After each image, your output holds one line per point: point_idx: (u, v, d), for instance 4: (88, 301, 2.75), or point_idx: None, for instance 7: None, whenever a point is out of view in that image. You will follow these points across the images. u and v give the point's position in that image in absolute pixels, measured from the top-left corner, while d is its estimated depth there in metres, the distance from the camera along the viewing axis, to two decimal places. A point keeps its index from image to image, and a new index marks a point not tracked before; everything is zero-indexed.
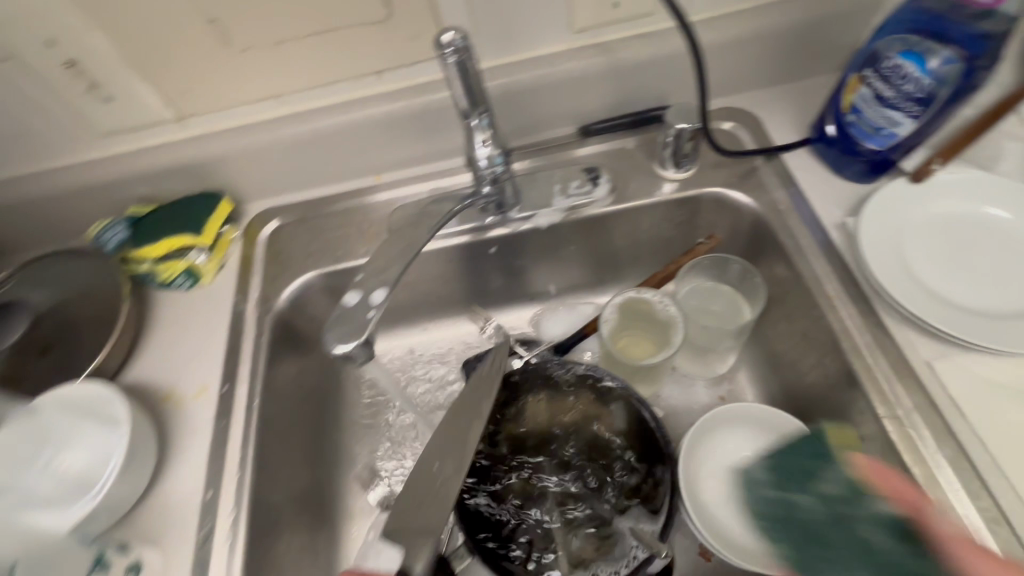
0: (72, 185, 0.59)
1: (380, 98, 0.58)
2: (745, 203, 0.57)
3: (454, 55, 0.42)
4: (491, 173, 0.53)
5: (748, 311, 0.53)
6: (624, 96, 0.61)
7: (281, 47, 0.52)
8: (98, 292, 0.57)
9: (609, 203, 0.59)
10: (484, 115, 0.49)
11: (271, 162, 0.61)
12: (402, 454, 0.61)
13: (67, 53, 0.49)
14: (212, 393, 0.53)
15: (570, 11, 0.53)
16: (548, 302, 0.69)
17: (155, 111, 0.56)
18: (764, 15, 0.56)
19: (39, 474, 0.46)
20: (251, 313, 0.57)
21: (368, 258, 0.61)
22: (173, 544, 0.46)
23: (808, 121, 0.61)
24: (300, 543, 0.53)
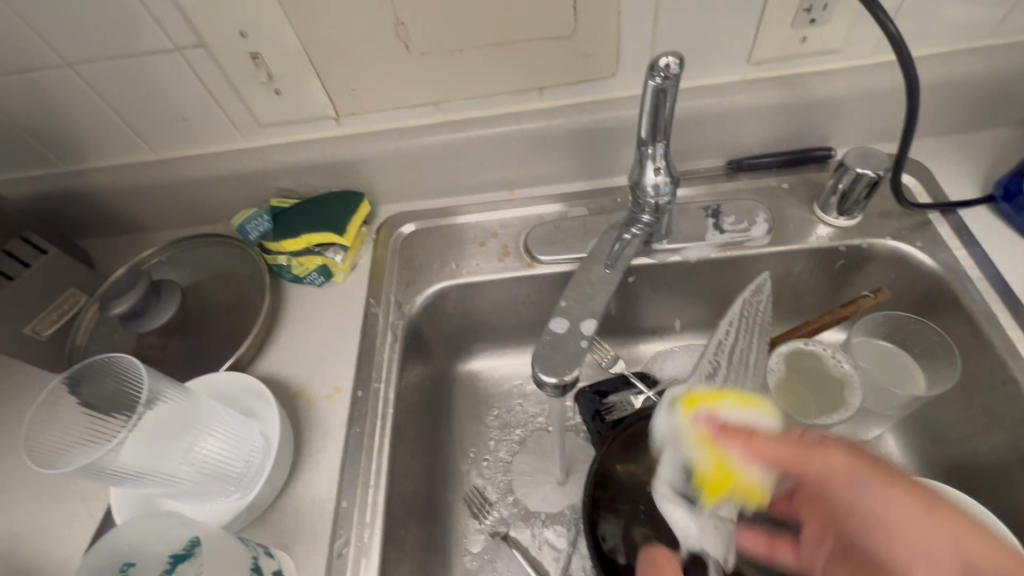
0: (224, 171, 0.60)
1: (537, 114, 0.57)
2: (918, 258, 0.53)
3: (663, 80, 0.40)
4: (656, 203, 0.50)
5: (923, 382, 0.49)
6: (786, 134, 0.58)
7: (456, 55, 0.51)
8: (238, 281, 0.58)
9: (764, 242, 0.56)
10: (662, 144, 0.46)
11: (416, 167, 0.61)
12: (510, 481, 0.59)
13: (255, 46, 0.50)
14: (344, 396, 0.52)
15: (752, 43, 0.52)
16: (669, 339, 0.66)
17: (319, 107, 0.56)
18: (957, 62, 0.53)
19: (182, 458, 0.43)
20: (385, 317, 0.57)
21: (501, 274, 0.59)
22: (307, 549, 0.45)
23: (986, 177, 0.56)
24: (417, 560, 0.51)
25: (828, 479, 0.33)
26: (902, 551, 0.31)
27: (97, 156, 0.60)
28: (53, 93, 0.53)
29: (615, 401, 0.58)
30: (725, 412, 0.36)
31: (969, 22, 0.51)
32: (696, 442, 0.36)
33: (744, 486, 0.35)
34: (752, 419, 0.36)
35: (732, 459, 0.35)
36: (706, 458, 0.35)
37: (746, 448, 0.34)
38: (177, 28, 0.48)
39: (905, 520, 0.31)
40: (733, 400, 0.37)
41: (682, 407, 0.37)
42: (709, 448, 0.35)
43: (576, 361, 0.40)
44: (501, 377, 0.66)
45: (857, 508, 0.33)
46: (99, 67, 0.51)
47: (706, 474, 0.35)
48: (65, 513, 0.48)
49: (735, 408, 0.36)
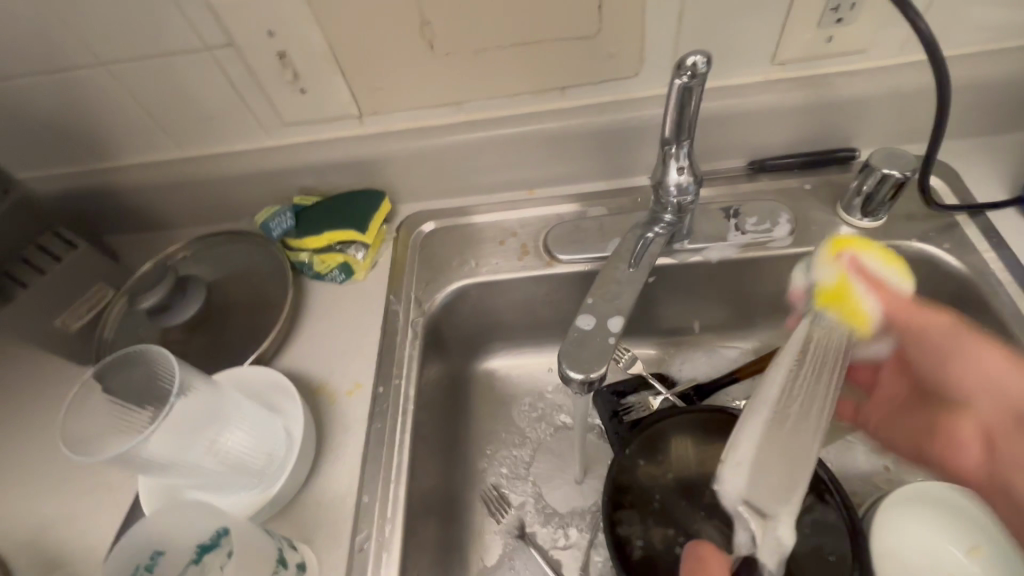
0: (249, 169, 0.61)
1: (559, 114, 0.57)
2: (944, 260, 0.52)
3: (689, 79, 0.40)
4: (678, 203, 0.50)
5: None
6: (809, 135, 0.58)
7: (479, 55, 0.52)
8: (261, 277, 0.59)
9: (786, 243, 0.56)
10: (686, 143, 0.46)
11: (437, 167, 0.61)
12: (527, 480, 0.59)
13: (282, 46, 0.51)
14: (365, 392, 0.53)
15: (777, 43, 0.51)
16: (688, 340, 0.65)
17: (342, 107, 0.57)
18: (987, 63, 0.52)
19: (209, 450, 0.43)
20: (405, 314, 0.57)
21: (521, 273, 0.59)
22: (328, 542, 0.45)
23: (1014, 179, 0.56)
24: (436, 555, 0.51)
25: (929, 331, 0.42)
26: (985, 396, 0.41)
27: (126, 153, 0.62)
28: (86, 91, 0.54)
29: (633, 401, 0.58)
30: (867, 254, 0.41)
31: (999, 22, 0.50)
32: (829, 259, 0.41)
33: (857, 309, 0.40)
34: (884, 271, 0.41)
35: (859, 303, 0.40)
36: (834, 279, 0.41)
37: (881, 297, 0.41)
38: (207, 27, 0.49)
39: (982, 352, 0.41)
40: (877, 254, 0.42)
41: (828, 248, 0.42)
42: (838, 287, 0.40)
43: (602, 358, 0.40)
44: (519, 377, 0.66)
45: (960, 357, 0.42)
46: (130, 65, 0.52)
47: (830, 291, 0.41)
48: (93, 501, 0.49)
49: (877, 263, 0.41)
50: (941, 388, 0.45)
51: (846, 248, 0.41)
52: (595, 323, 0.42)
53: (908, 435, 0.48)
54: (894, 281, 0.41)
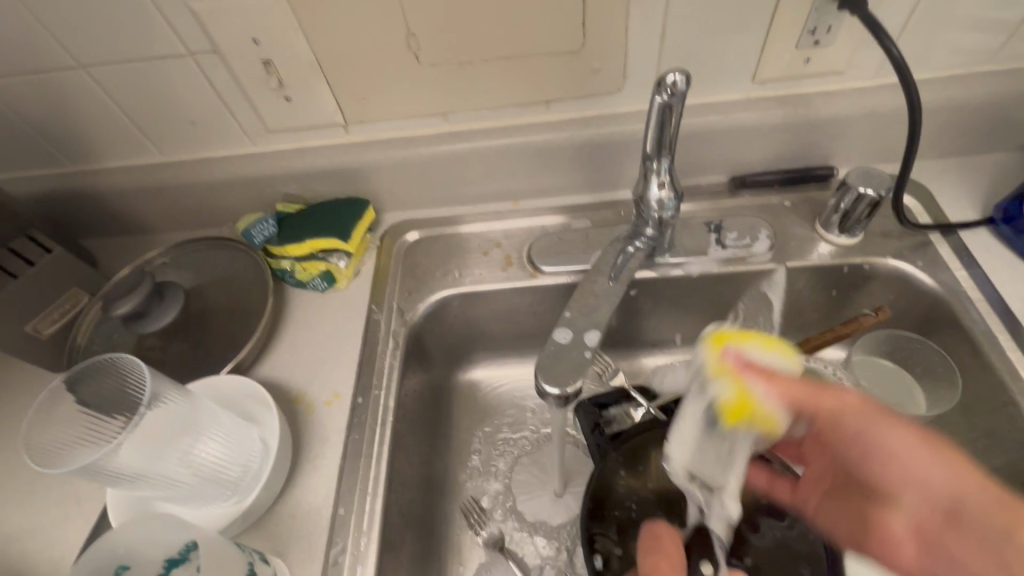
0: (231, 175, 0.60)
1: (543, 127, 0.58)
2: (918, 278, 0.53)
3: (669, 97, 0.40)
4: (659, 217, 0.50)
5: (923, 401, 0.49)
6: (789, 152, 0.59)
7: (464, 67, 0.52)
8: (241, 285, 0.58)
9: (766, 259, 0.57)
10: (666, 159, 0.46)
11: (421, 176, 0.61)
12: (508, 492, 0.59)
13: (267, 53, 0.51)
14: (345, 402, 0.52)
15: (757, 62, 0.52)
16: (670, 353, 0.66)
17: (326, 115, 0.57)
18: (958, 87, 0.54)
19: (182, 460, 0.42)
20: (386, 324, 0.57)
21: (503, 283, 0.59)
22: (303, 556, 0.44)
23: (985, 199, 0.57)
24: (413, 569, 0.51)
25: (843, 412, 0.35)
26: (908, 481, 0.33)
27: (105, 157, 0.61)
28: (66, 93, 0.54)
29: (614, 413, 0.58)
30: (748, 347, 0.36)
31: (969, 47, 0.52)
32: (711, 355, 0.36)
33: (762, 415, 0.34)
34: (770, 362, 0.36)
35: (757, 395, 0.34)
36: (732, 393, 0.34)
37: (768, 384, 0.34)
38: (190, 33, 0.49)
39: (928, 470, 0.32)
40: (759, 341, 0.37)
41: (710, 343, 0.37)
42: (737, 392, 0.34)
43: (581, 371, 0.39)
44: (501, 388, 0.66)
45: (863, 434, 0.34)
46: (111, 68, 0.52)
47: (734, 410, 0.34)
48: (60, 513, 0.48)
49: (763, 355, 0.36)
50: (859, 428, 0.35)
51: (729, 347, 0.36)
52: (573, 335, 0.42)
53: (841, 523, 0.40)
54: (784, 368, 0.36)
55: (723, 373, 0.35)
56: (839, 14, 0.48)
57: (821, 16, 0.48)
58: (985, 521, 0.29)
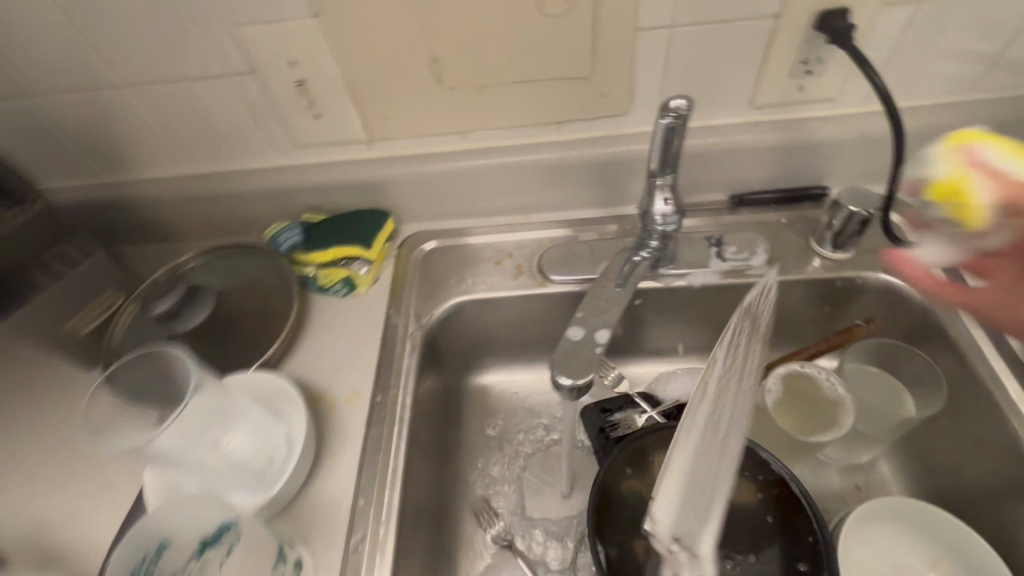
0: (261, 187, 0.64)
1: (555, 145, 0.62)
2: (907, 292, 0.57)
3: (673, 119, 0.44)
4: (663, 231, 0.54)
5: (911, 407, 0.52)
6: (785, 172, 0.63)
7: (483, 90, 0.56)
8: (267, 290, 0.61)
9: (764, 271, 0.60)
10: (671, 176, 0.50)
11: (439, 190, 0.65)
12: (516, 492, 0.61)
13: (302, 75, 0.55)
14: (365, 400, 0.55)
15: (754, 89, 0.57)
16: (672, 361, 0.69)
17: (353, 132, 0.61)
18: (941, 115, 0.58)
19: (214, 450, 0.45)
20: (404, 328, 0.60)
21: (515, 291, 0.63)
22: (325, 544, 0.47)
23: None
24: (427, 562, 0.53)
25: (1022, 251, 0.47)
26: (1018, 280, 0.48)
27: (143, 168, 0.65)
28: (113, 109, 0.58)
29: (619, 418, 0.60)
30: (987, 146, 0.47)
31: (950, 78, 0.56)
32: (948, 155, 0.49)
33: (971, 202, 0.46)
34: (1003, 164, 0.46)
35: (976, 202, 0.46)
36: (954, 174, 0.48)
37: (995, 189, 0.46)
38: (234, 56, 0.53)
39: None
40: (995, 144, 0.47)
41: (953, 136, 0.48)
42: (955, 199, 0.47)
43: (589, 366, 0.43)
44: (510, 392, 0.68)
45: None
46: (158, 87, 0.56)
47: (938, 174, 0.49)
48: (94, 502, 0.50)
49: (1000, 163, 0.46)
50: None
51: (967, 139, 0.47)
52: (582, 333, 0.45)
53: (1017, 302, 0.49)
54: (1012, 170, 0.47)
55: (956, 158, 0.48)
56: (829, 47, 0.53)
57: (812, 48, 0.53)
58: None
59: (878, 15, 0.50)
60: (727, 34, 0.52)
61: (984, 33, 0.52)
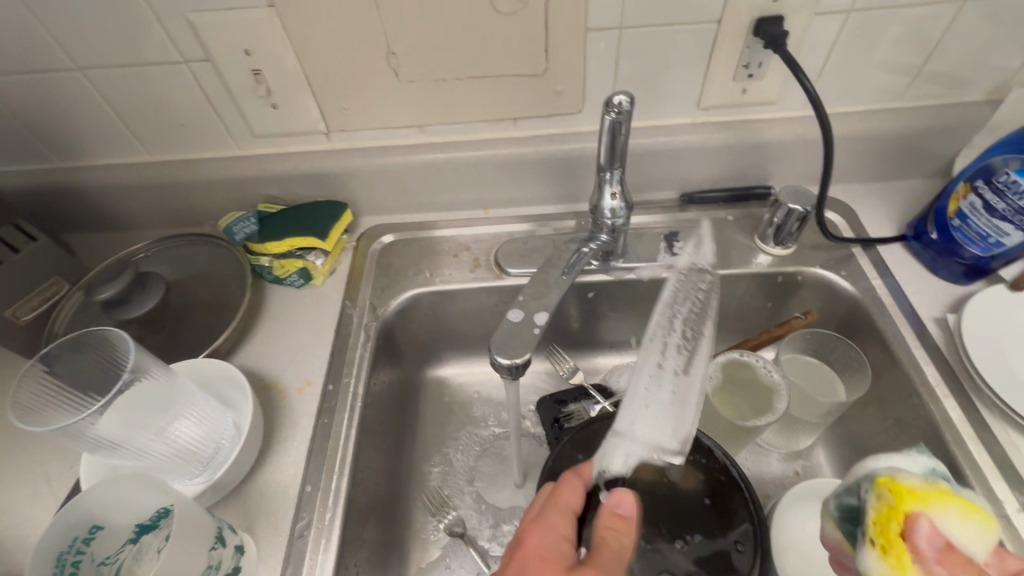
0: (216, 176, 0.64)
1: (511, 141, 0.63)
2: (842, 286, 0.60)
3: (616, 115, 0.46)
4: (612, 224, 0.56)
5: (842, 391, 0.56)
6: (731, 172, 0.66)
7: (440, 84, 0.57)
8: (220, 279, 0.61)
9: (710, 266, 0.63)
10: (617, 170, 0.52)
11: (398, 183, 0.66)
12: (469, 481, 0.62)
13: (257, 64, 0.55)
14: (317, 389, 0.55)
15: (701, 91, 0.59)
16: (626, 354, 0.71)
17: (310, 123, 0.61)
18: (872, 120, 0.62)
19: (156, 438, 0.45)
20: (360, 318, 0.60)
21: (471, 283, 0.64)
22: (269, 531, 0.47)
23: (901, 219, 0.65)
24: (377, 550, 0.53)
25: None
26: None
27: (93, 155, 0.64)
28: (61, 93, 0.57)
29: (573, 409, 0.62)
30: (942, 514, 0.34)
31: (880, 86, 0.60)
32: (881, 510, 0.36)
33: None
34: (970, 543, 0.33)
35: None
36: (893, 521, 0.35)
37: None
38: (186, 43, 0.53)
39: None
40: (957, 513, 0.33)
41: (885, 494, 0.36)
42: (894, 555, 0.34)
43: (531, 345, 0.44)
44: (467, 384, 0.69)
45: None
46: (107, 72, 0.55)
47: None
48: (28, 493, 0.49)
49: (953, 526, 0.33)
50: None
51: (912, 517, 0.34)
52: (526, 315, 0.47)
53: None
54: (976, 553, 0.33)
55: (890, 532, 0.34)
56: (767, 52, 0.56)
57: (752, 53, 0.56)
58: None
59: (812, 23, 0.54)
60: (673, 37, 0.54)
61: (909, 44, 0.56)
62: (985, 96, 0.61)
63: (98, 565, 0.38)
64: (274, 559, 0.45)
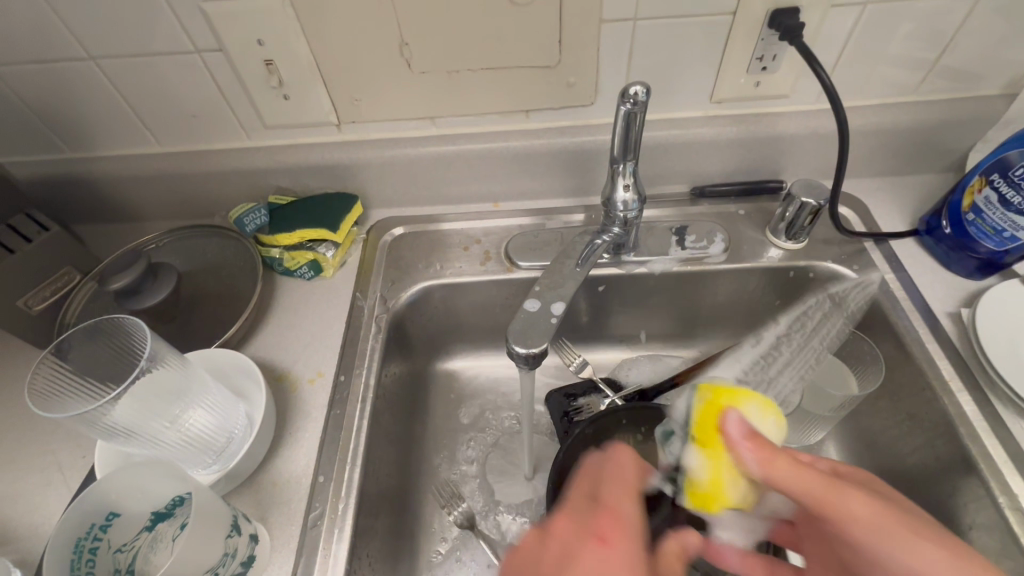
0: (227, 167, 0.64)
1: (523, 133, 0.63)
2: (855, 281, 0.60)
3: (631, 105, 0.45)
4: (624, 217, 0.55)
5: (856, 385, 0.55)
6: (743, 166, 0.65)
7: (452, 75, 0.57)
8: (231, 270, 0.61)
9: (722, 260, 0.63)
10: (630, 162, 0.52)
11: (409, 175, 0.66)
12: (479, 474, 0.62)
13: (269, 54, 0.55)
14: (328, 380, 0.55)
15: (714, 83, 0.59)
16: (636, 348, 0.71)
17: (322, 114, 0.61)
18: (886, 115, 0.62)
19: (169, 427, 0.45)
20: (371, 309, 0.60)
21: (481, 276, 0.63)
22: (282, 520, 0.47)
23: (913, 214, 0.65)
24: (388, 540, 0.53)
25: (848, 523, 0.30)
26: (854, 524, 0.30)
27: (104, 145, 0.64)
28: (72, 82, 0.57)
29: (583, 403, 0.62)
30: (748, 411, 0.35)
31: (894, 80, 0.60)
32: (700, 411, 0.36)
33: (732, 501, 0.34)
34: (767, 433, 0.34)
35: (728, 461, 0.33)
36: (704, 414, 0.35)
37: (761, 465, 0.31)
38: (199, 32, 0.53)
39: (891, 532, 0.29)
40: (756, 405, 0.35)
41: (703, 396, 0.37)
42: (711, 450, 0.34)
43: (548, 334, 0.44)
44: (477, 377, 0.69)
45: (843, 503, 0.30)
46: (119, 62, 0.55)
47: (699, 473, 0.35)
48: (41, 482, 0.49)
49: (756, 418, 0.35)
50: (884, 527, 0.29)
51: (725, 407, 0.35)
52: (542, 305, 0.47)
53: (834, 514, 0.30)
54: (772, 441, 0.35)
55: (709, 427, 0.34)
56: (782, 45, 0.55)
57: (767, 45, 0.55)
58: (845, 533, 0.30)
59: (827, 15, 0.53)
60: (687, 29, 0.54)
61: (925, 37, 0.56)
62: (1000, 90, 0.61)
63: (114, 551, 0.38)
64: (287, 550, 0.45)
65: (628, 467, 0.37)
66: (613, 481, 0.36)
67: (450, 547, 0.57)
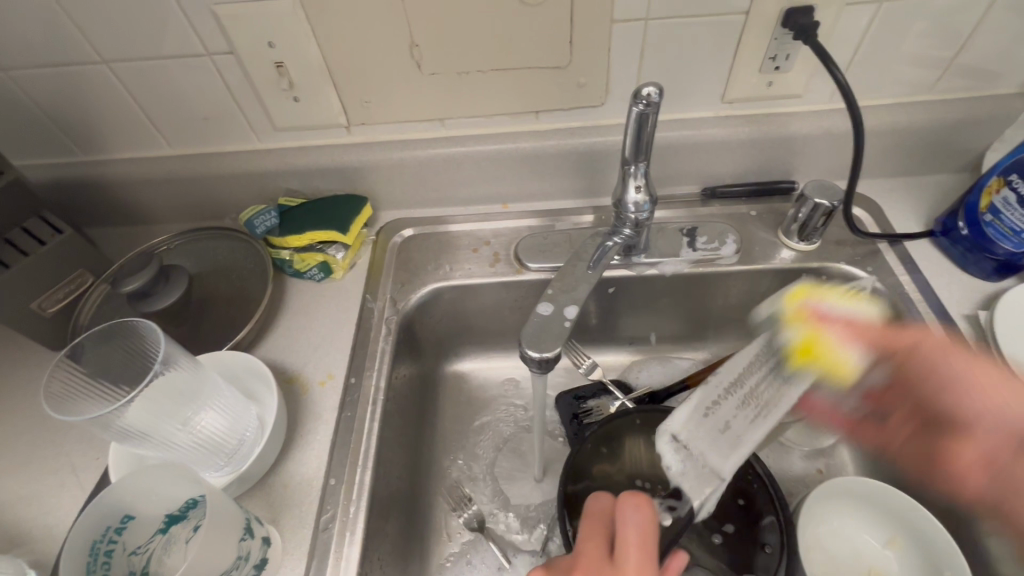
0: (237, 169, 0.64)
1: (533, 134, 0.63)
2: (869, 283, 0.59)
3: (644, 106, 0.45)
4: (635, 218, 0.55)
5: None
6: (755, 167, 0.65)
7: (462, 76, 0.57)
8: (240, 272, 0.61)
9: (734, 261, 0.62)
10: (642, 163, 0.51)
11: (418, 177, 0.66)
12: (489, 476, 0.62)
13: (280, 56, 0.55)
14: (338, 381, 0.55)
15: (726, 83, 0.58)
16: (645, 350, 0.70)
17: (331, 116, 0.61)
18: (900, 114, 0.61)
19: (182, 430, 0.45)
20: (381, 311, 0.60)
21: (491, 277, 0.63)
22: (294, 522, 0.47)
23: (928, 215, 0.64)
24: (399, 542, 0.53)
25: (933, 363, 0.47)
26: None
27: (116, 148, 0.64)
28: (85, 85, 0.57)
29: (593, 405, 0.62)
30: (818, 295, 0.54)
31: (909, 79, 0.59)
32: (790, 305, 0.52)
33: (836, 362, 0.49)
34: (851, 307, 0.52)
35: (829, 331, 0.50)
36: (806, 337, 0.49)
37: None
38: (210, 35, 0.53)
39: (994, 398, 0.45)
40: (835, 294, 0.54)
41: (791, 302, 0.53)
42: (803, 326, 0.50)
43: (560, 338, 0.44)
44: (486, 379, 0.69)
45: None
46: (131, 65, 0.55)
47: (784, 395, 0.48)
48: (56, 484, 0.49)
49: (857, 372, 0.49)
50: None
51: (805, 301, 0.52)
52: (554, 308, 0.47)
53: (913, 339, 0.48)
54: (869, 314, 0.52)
55: (795, 308, 0.52)
56: (795, 44, 0.55)
57: (780, 44, 0.55)
58: (957, 374, 0.46)
59: (842, 14, 0.52)
60: (699, 29, 0.53)
61: (941, 35, 0.55)
62: (1017, 88, 0.60)
63: (129, 555, 0.38)
64: (299, 552, 0.45)
65: (639, 540, 0.37)
66: (622, 552, 0.36)
67: (459, 549, 0.57)
